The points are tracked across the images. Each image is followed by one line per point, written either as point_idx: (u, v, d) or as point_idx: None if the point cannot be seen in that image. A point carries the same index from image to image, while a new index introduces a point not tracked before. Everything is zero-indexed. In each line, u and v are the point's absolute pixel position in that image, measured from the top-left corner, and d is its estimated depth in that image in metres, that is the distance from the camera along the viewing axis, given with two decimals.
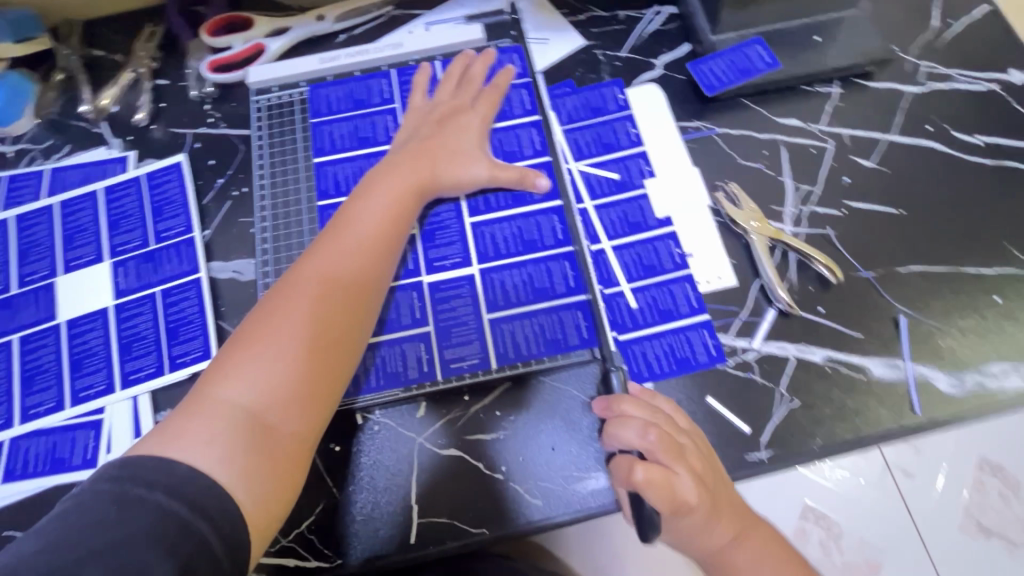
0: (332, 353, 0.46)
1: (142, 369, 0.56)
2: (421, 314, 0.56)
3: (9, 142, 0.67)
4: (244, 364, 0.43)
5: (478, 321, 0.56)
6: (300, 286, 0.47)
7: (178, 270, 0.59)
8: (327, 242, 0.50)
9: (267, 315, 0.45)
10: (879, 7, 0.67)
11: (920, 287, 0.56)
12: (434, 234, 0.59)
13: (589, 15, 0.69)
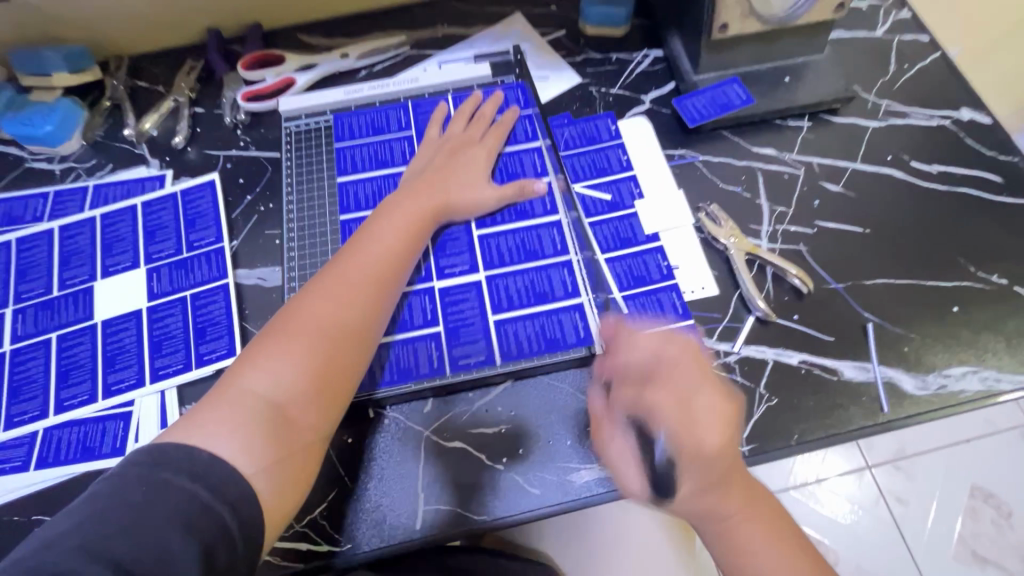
0: (351, 353, 0.51)
1: (170, 365, 0.60)
2: (432, 316, 0.61)
3: (57, 161, 0.73)
4: (273, 360, 0.48)
5: (484, 322, 0.60)
6: (325, 296, 0.52)
7: (207, 276, 0.65)
8: (349, 257, 0.55)
9: (294, 319, 0.51)
10: (842, 53, 0.76)
11: (885, 298, 0.61)
12: (446, 245, 0.64)
13: (585, 57, 0.77)
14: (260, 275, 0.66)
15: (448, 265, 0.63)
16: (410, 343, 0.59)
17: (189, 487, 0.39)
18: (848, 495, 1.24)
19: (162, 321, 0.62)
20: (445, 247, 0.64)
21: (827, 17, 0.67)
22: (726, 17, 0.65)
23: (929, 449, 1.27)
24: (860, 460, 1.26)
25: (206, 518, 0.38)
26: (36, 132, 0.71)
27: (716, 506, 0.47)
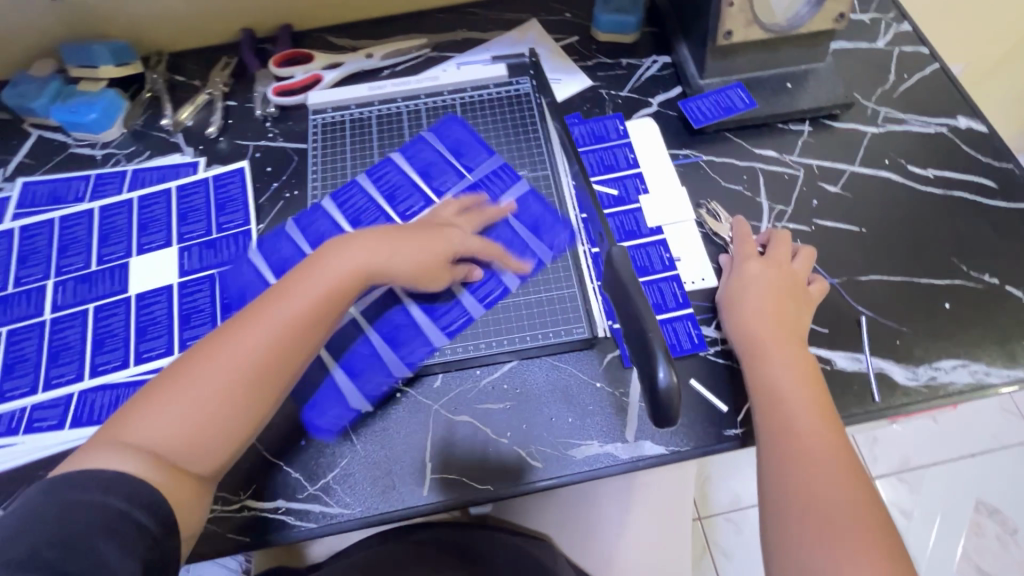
0: (252, 412, 0.50)
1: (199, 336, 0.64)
2: (418, 290, 0.64)
3: (98, 147, 0.78)
4: (167, 407, 0.48)
5: (460, 293, 0.64)
6: (234, 349, 0.50)
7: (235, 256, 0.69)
8: (265, 311, 0.53)
9: (199, 368, 0.49)
10: (843, 63, 0.79)
11: (878, 293, 0.64)
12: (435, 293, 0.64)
13: (596, 61, 0.81)
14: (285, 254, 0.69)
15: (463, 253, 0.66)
16: (398, 315, 0.63)
17: (103, 499, 0.42)
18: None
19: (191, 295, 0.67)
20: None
21: (828, 27, 0.70)
22: (731, 25, 0.68)
23: (932, 461, 1.27)
24: (863, 470, 1.27)
25: (121, 523, 0.41)
26: (81, 120, 0.76)
27: (791, 429, 0.52)
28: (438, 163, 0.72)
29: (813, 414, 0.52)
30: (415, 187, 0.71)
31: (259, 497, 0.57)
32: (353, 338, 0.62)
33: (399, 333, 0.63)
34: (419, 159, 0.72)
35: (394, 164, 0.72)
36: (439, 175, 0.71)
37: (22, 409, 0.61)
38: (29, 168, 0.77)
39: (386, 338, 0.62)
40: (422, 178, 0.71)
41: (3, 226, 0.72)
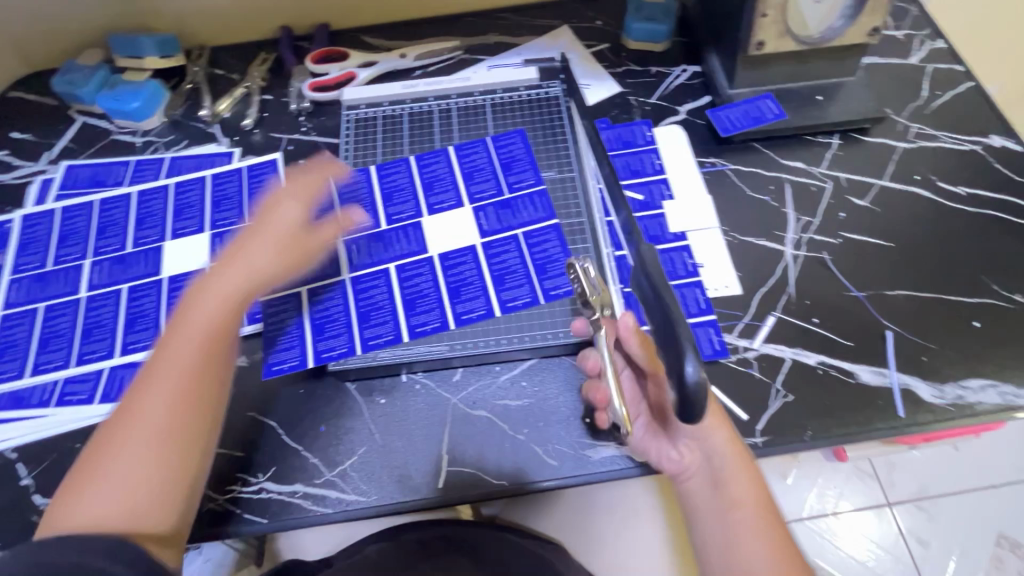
0: (179, 458, 0.49)
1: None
2: (434, 279, 0.64)
3: (139, 135, 0.81)
4: (89, 493, 0.46)
5: (481, 280, 0.64)
6: (132, 417, 0.49)
7: None
8: (156, 373, 0.50)
9: (103, 448, 0.48)
10: (875, 77, 0.79)
11: (905, 308, 0.63)
12: (459, 291, 0.63)
13: (625, 68, 0.82)
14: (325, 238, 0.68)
15: (495, 253, 0.65)
16: (415, 304, 0.63)
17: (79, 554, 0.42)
18: (864, 528, 1.21)
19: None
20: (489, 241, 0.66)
21: (861, 40, 0.70)
22: (763, 35, 0.69)
23: (951, 491, 1.23)
24: (880, 496, 1.24)
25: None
26: (124, 107, 0.79)
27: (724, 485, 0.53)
28: (481, 166, 0.71)
29: (735, 468, 0.53)
30: (452, 186, 0.70)
31: (277, 480, 0.58)
32: (369, 324, 0.62)
33: (416, 322, 0.62)
34: (463, 161, 0.72)
35: (436, 164, 0.72)
36: (481, 181, 0.70)
37: (54, 383, 0.63)
38: (73, 153, 0.80)
39: (404, 327, 0.62)
40: (462, 180, 0.71)
41: (45, 206, 0.75)
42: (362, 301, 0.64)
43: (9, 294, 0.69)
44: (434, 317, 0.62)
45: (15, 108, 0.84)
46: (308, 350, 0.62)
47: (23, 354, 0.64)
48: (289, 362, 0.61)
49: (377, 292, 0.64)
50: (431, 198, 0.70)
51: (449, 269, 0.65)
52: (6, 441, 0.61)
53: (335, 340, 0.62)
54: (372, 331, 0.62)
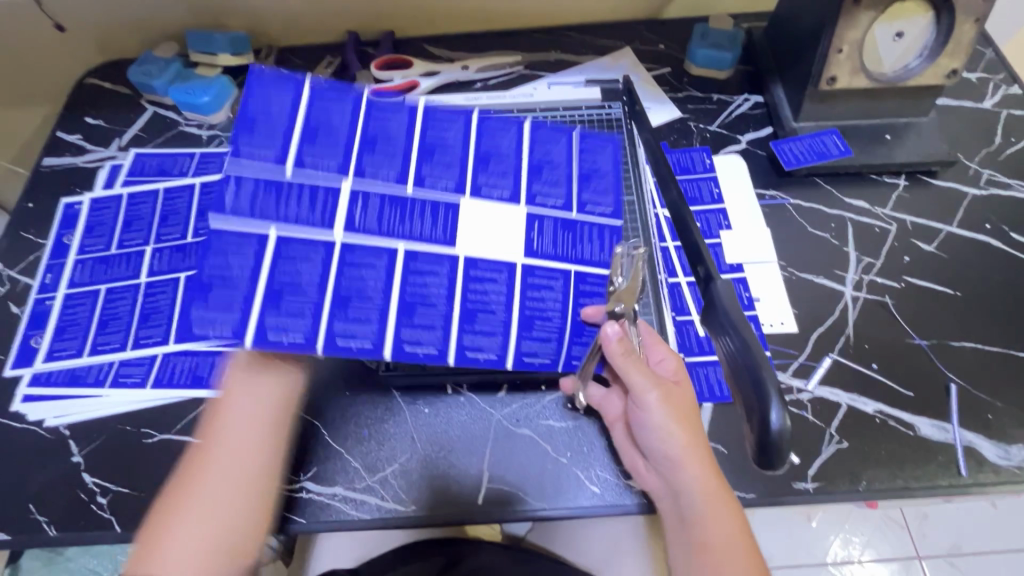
0: (237, 535, 0.47)
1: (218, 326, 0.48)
2: (447, 286, 0.53)
3: (205, 128, 0.83)
4: (153, 572, 0.44)
5: (505, 313, 0.55)
6: (185, 489, 0.47)
7: None
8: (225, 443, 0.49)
9: (165, 515, 0.46)
10: (947, 120, 0.77)
11: (971, 360, 0.61)
12: (475, 317, 0.54)
13: (686, 94, 0.81)
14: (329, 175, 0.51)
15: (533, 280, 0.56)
16: (415, 310, 0.52)
17: None
18: None
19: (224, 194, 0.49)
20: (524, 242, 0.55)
21: (937, 82, 0.68)
22: (836, 71, 0.67)
23: (987, 549, 1.13)
24: (909, 547, 1.13)
25: None
26: (194, 101, 0.81)
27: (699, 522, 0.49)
28: (556, 163, 0.57)
29: (704, 498, 0.49)
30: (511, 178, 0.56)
31: (318, 480, 0.58)
32: (346, 312, 0.51)
33: (407, 333, 0.52)
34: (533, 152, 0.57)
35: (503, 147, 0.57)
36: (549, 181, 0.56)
37: (111, 364, 0.64)
38: (142, 141, 0.82)
39: (390, 334, 0.51)
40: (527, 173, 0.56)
41: (113, 191, 0.77)
42: (349, 288, 0.51)
43: (73, 274, 0.71)
44: (431, 337, 0.53)
45: (91, 95, 0.87)
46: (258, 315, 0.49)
47: (83, 333, 0.66)
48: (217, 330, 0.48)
49: (371, 277, 0.52)
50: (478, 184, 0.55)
51: (471, 282, 0.54)
52: (61, 417, 0.62)
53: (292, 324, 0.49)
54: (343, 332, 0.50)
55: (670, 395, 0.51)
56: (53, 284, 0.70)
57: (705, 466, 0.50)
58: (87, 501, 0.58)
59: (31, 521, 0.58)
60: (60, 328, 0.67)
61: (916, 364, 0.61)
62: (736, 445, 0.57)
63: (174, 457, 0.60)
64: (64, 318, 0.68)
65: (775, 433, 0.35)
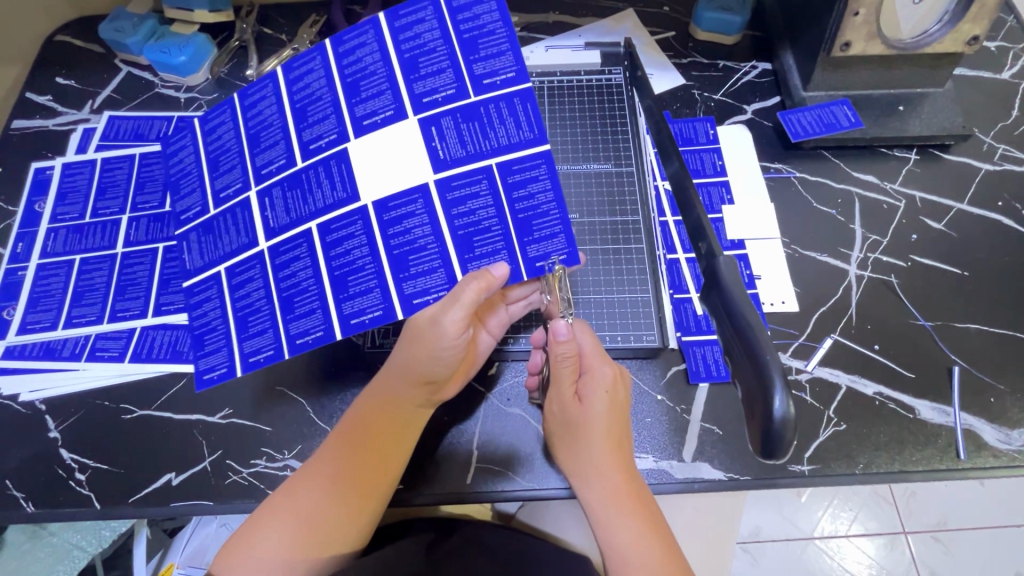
0: (334, 535, 0.50)
1: (190, 209, 0.58)
2: (370, 245, 0.50)
3: (183, 90, 0.79)
4: (246, 549, 0.49)
5: (440, 245, 0.50)
6: (295, 492, 0.50)
7: (232, 187, 0.56)
8: (334, 445, 0.52)
9: (270, 512, 0.50)
10: (963, 91, 0.73)
11: (975, 343, 0.59)
12: (408, 260, 0.50)
13: (691, 60, 0.77)
14: (384, 116, 0.52)
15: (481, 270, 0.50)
16: (408, 259, 0.50)
17: None
18: (863, 547, 1.12)
19: (301, 73, 0.55)
20: (471, 242, 0.50)
21: (956, 50, 0.65)
22: (851, 36, 0.63)
23: (974, 525, 1.12)
24: (895, 523, 1.13)
25: None
26: (171, 61, 0.76)
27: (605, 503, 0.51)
28: (545, 210, 0.50)
29: (610, 483, 0.51)
30: (494, 205, 0.50)
31: (302, 459, 0.57)
32: (292, 313, 0.51)
33: (348, 306, 0.50)
34: (514, 199, 0.50)
35: (531, 171, 0.51)
36: (542, 235, 0.50)
37: (87, 337, 0.62)
38: (116, 103, 0.78)
39: (333, 314, 0.50)
40: (515, 231, 0.50)
41: (86, 156, 0.73)
42: (283, 281, 0.52)
43: (46, 243, 0.68)
44: (372, 301, 0.50)
45: (62, 53, 0.82)
46: (216, 268, 0.55)
47: (57, 306, 0.64)
48: (192, 210, 0.58)
49: (300, 268, 0.52)
50: (452, 184, 0.50)
51: (402, 275, 0.50)
52: (36, 391, 0.60)
53: (207, 304, 0.55)
54: (242, 290, 0.54)
55: (588, 410, 0.51)
56: (25, 254, 0.67)
57: (620, 473, 0.51)
58: (65, 477, 0.57)
59: (8, 497, 0.56)
60: (33, 300, 0.64)
61: (919, 347, 0.59)
62: (732, 427, 0.56)
63: (153, 434, 0.58)
64: (37, 289, 0.65)
65: (778, 422, 0.32)
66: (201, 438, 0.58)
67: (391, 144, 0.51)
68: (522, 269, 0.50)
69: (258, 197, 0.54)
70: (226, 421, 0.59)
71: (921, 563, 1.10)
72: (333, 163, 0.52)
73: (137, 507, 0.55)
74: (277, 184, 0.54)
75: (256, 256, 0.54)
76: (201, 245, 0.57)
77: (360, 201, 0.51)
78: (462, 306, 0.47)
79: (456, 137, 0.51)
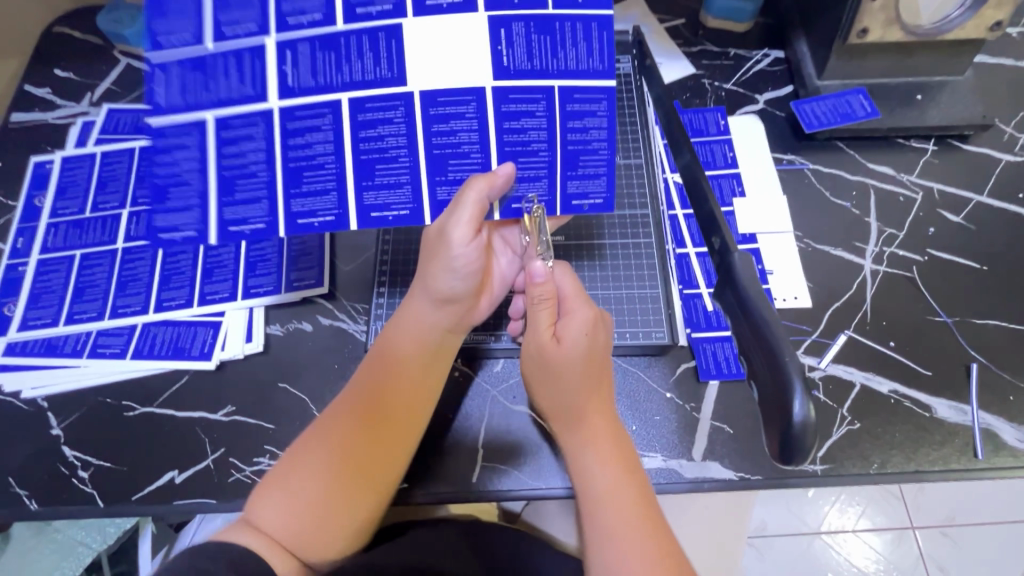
0: (375, 474, 0.49)
1: (174, 34, 0.47)
2: (409, 137, 0.49)
3: None
4: (277, 502, 0.47)
5: (483, 158, 0.50)
6: (322, 436, 0.49)
7: (245, 23, 0.47)
8: (365, 383, 0.51)
9: (299, 462, 0.48)
10: (983, 79, 0.71)
11: (994, 339, 0.57)
12: (448, 163, 0.50)
13: (701, 48, 0.75)
14: (451, 2, 0.47)
15: (516, 195, 0.50)
16: (447, 163, 0.50)
17: None
18: (870, 541, 1.10)
19: None
20: (515, 161, 0.50)
21: (978, 36, 0.62)
22: (868, 22, 0.61)
23: (984, 520, 1.10)
24: (903, 518, 1.12)
25: None
26: None
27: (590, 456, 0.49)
28: (595, 147, 0.50)
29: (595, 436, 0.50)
30: (547, 128, 0.50)
31: None
32: (300, 188, 0.49)
33: (371, 196, 0.50)
34: (567, 130, 0.50)
35: (592, 104, 0.49)
36: (586, 172, 0.50)
37: (88, 334, 0.61)
38: (115, 96, 0.77)
39: (353, 200, 0.50)
40: (561, 162, 0.50)
41: (86, 149, 0.72)
42: (294, 153, 0.49)
43: (47, 238, 0.67)
44: (399, 199, 0.50)
45: (59, 44, 0.81)
46: (201, 114, 0.48)
47: (58, 302, 0.63)
48: (179, 37, 0.47)
49: (319, 141, 0.49)
50: (509, 96, 0.49)
51: (439, 177, 0.50)
52: (38, 389, 0.59)
53: (182, 156, 0.48)
54: (235, 149, 0.48)
55: (565, 349, 0.49)
56: (25, 249, 0.66)
57: (602, 426, 0.50)
58: (68, 475, 0.56)
59: (10, 495, 0.56)
60: (33, 296, 0.63)
61: (936, 344, 0.57)
62: (742, 425, 0.55)
63: (156, 431, 0.58)
64: (37, 286, 0.64)
65: (798, 426, 0.31)
66: (204, 436, 0.57)
67: (454, 37, 0.48)
68: (558, 202, 0.51)
69: (277, 49, 0.47)
70: (229, 418, 0.58)
71: (930, 557, 1.09)
72: (382, 37, 0.47)
73: (141, 505, 0.55)
74: (305, 40, 0.47)
75: (261, 114, 0.48)
76: (183, 78, 0.47)
77: (407, 86, 0.48)
78: (469, 206, 0.47)
79: (524, 46, 0.48)
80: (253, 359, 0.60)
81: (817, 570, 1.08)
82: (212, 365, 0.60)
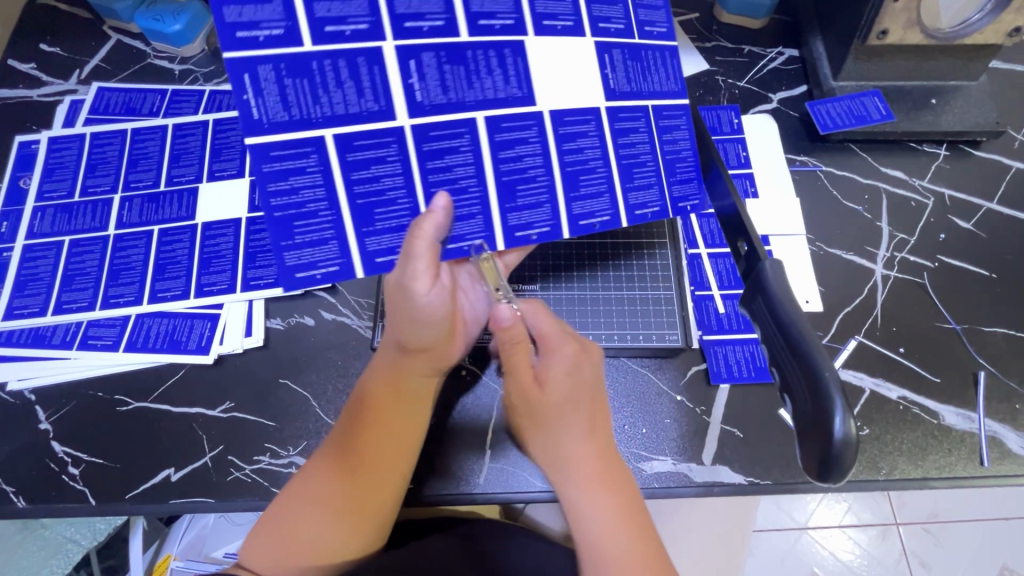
0: (370, 508, 0.48)
1: (262, 26, 0.39)
2: (545, 157, 0.47)
3: (177, 62, 0.74)
4: (276, 546, 0.46)
5: (607, 171, 0.49)
6: (309, 480, 0.48)
7: (355, 20, 0.41)
8: (352, 427, 0.50)
9: (292, 507, 0.47)
10: (996, 85, 0.71)
11: (1002, 347, 0.58)
12: (578, 181, 0.48)
13: (715, 44, 0.74)
14: (564, 24, 0.47)
15: (583, 211, 0.49)
16: (579, 180, 0.48)
17: None
18: (853, 536, 1.12)
19: None
20: (631, 173, 0.49)
21: (996, 41, 0.61)
22: (889, 23, 0.60)
23: (965, 517, 1.12)
24: (887, 515, 1.13)
25: None
26: (165, 29, 0.71)
27: (585, 492, 0.48)
28: (687, 155, 0.51)
29: (585, 472, 0.48)
30: (650, 143, 0.50)
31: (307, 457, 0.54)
32: (373, 226, 0.44)
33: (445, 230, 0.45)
34: (663, 142, 0.50)
35: (677, 120, 0.51)
36: (683, 177, 0.50)
37: (78, 324, 0.59)
38: (104, 74, 0.73)
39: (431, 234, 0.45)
40: (664, 171, 0.50)
41: (74, 130, 0.69)
42: (363, 189, 0.43)
43: (33, 223, 0.64)
44: (473, 228, 0.46)
45: (45, 17, 0.77)
46: (319, 131, 0.41)
47: (46, 290, 0.60)
48: (268, 33, 0.39)
49: (459, 163, 0.45)
50: (620, 114, 0.49)
51: (510, 204, 0.47)
52: (26, 380, 0.57)
53: (303, 183, 0.42)
54: (368, 173, 0.43)
55: (548, 393, 0.49)
56: (10, 234, 0.63)
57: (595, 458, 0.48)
58: (57, 472, 0.54)
59: None
60: (20, 283, 0.60)
61: (945, 352, 0.57)
62: (752, 430, 0.54)
63: (150, 427, 0.56)
64: (23, 272, 0.61)
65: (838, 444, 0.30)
66: (200, 433, 0.55)
67: (557, 77, 0.47)
68: (669, 210, 0.50)
69: (397, 57, 0.42)
70: (227, 415, 0.56)
71: (913, 554, 1.10)
72: (510, 53, 0.45)
73: (135, 504, 0.53)
74: (429, 48, 0.43)
75: (393, 133, 0.43)
76: (282, 86, 0.40)
77: (537, 105, 0.46)
78: (421, 255, 0.43)
79: (623, 70, 0.49)
80: (252, 353, 0.59)
81: (802, 565, 1.10)
82: (210, 360, 0.58)
